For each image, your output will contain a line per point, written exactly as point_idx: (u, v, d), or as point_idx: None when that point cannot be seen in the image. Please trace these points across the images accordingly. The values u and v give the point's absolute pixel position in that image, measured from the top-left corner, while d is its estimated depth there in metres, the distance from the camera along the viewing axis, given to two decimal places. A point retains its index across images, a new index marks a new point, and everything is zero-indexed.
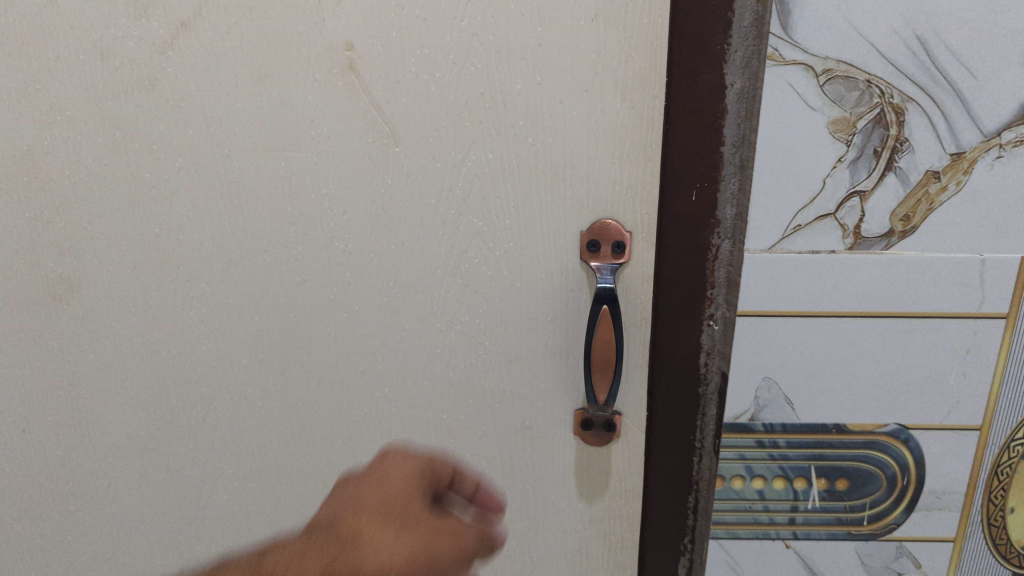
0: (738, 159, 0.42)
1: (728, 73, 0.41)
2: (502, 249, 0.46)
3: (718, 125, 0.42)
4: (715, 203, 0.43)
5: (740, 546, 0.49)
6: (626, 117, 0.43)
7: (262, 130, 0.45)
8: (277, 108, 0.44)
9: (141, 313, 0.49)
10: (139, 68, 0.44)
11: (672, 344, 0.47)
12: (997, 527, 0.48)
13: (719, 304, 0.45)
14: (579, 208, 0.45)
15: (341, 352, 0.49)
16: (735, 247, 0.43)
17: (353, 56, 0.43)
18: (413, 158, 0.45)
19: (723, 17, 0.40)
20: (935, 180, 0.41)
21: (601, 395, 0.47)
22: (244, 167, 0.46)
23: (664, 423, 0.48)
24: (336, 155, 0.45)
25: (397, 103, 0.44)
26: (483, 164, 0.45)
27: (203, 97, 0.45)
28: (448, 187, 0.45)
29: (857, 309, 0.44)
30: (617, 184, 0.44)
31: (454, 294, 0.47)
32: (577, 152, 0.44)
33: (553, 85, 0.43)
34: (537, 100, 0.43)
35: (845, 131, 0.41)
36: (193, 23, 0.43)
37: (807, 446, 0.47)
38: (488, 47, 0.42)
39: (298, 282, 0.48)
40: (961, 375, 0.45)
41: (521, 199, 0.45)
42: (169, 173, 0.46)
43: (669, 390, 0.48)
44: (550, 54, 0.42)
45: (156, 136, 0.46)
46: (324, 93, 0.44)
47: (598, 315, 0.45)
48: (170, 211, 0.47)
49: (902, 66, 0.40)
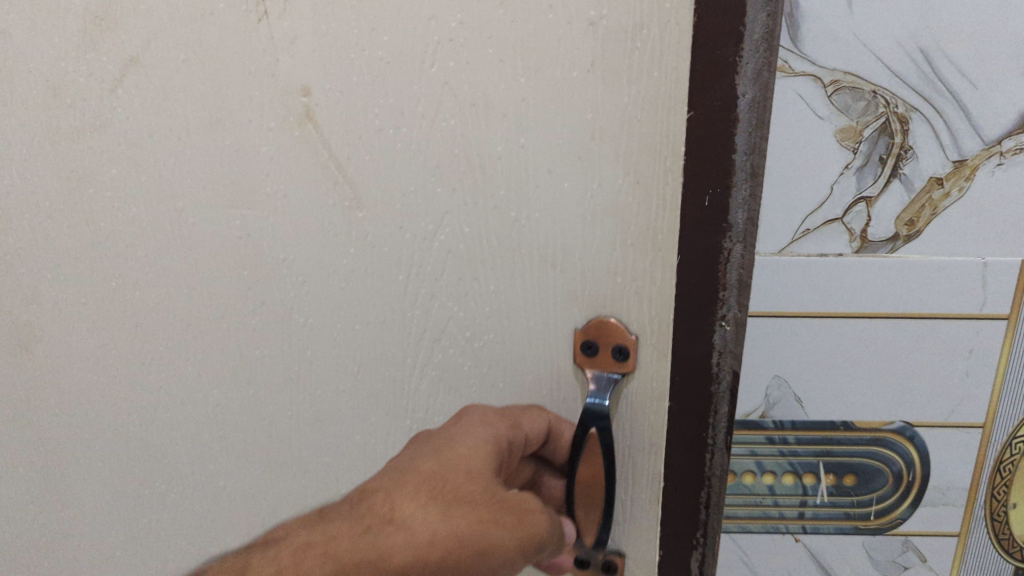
0: (749, 167, 0.43)
1: (739, 84, 0.41)
2: (481, 337, 0.49)
3: (729, 135, 0.42)
4: (727, 208, 0.44)
5: (750, 539, 0.52)
6: (632, 191, 0.44)
7: (220, 174, 0.47)
8: (236, 157, 0.46)
9: (99, 365, 0.53)
10: (91, 106, 0.46)
11: (685, 344, 0.46)
12: (999, 522, 0.49)
13: (731, 305, 0.45)
14: (571, 301, 0.47)
15: (325, 411, 0.52)
16: (747, 249, 0.44)
17: (309, 103, 0.44)
18: (375, 223, 0.46)
19: (736, 30, 0.40)
20: (938, 187, 0.43)
21: (587, 537, 0.51)
22: (195, 213, 0.48)
23: (676, 423, 0.48)
24: (299, 207, 0.47)
25: (359, 160, 0.45)
26: (456, 239, 0.46)
27: (155, 140, 0.46)
28: (421, 263, 0.47)
29: (863, 311, 0.45)
30: (618, 279, 0.46)
31: (424, 388, 0.50)
32: (557, 225, 0.45)
33: (537, 147, 0.44)
34: (520, 165, 0.44)
35: (852, 139, 0.43)
36: (141, 59, 0.45)
37: (816, 442, 0.49)
38: (462, 99, 0.43)
39: (274, 335, 0.50)
40: (964, 374, 0.46)
41: (504, 283, 0.47)
42: (126, 221, 0.49)
43: (681, 390, 0.48)
44: (531, 112, 0.43)
45: (109, 181, 0.48)
46: (281, 143, 0.45)
47: (586, 438, 0.48)
48: (127, 259, 0.50)
49: (906, 78, 0.42)
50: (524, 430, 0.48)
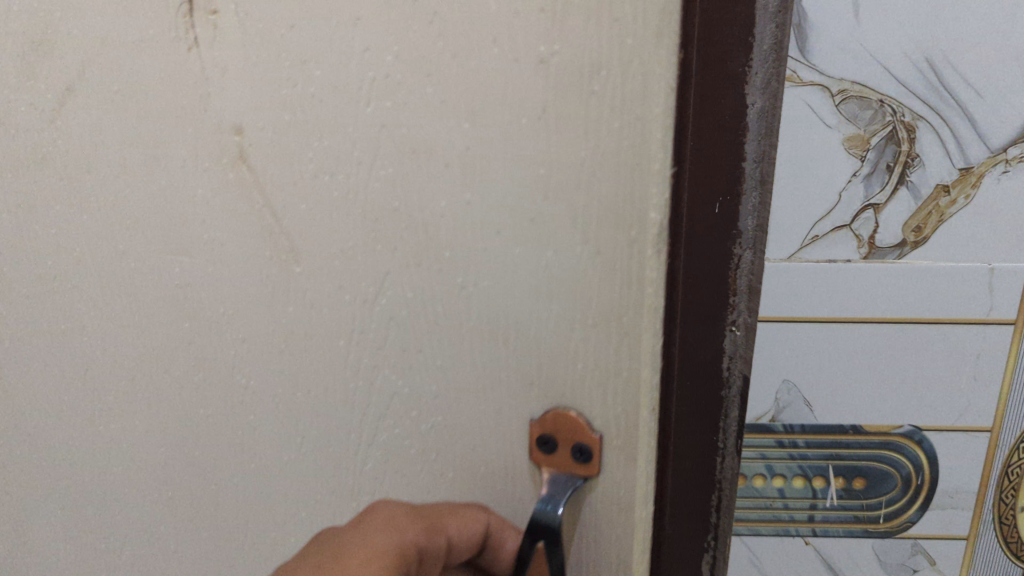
0: (759, 174, 0.39)
1: (749, 93, 0.38)
2: (432, 412, 0.48)
3: (738, 142, 0.39)
4: (736, 215, 0.40)
5: (761, 542, 0.52)
6: (594, 265, 0.43)
7: (154, 229, 0.49)
8: (171, 198, 0.48)
9: (56, 361, 0.56)
10: (32, 138, 0.50)
11: (692, 362, 0.43)
12: (1008, 526, 0.50)
13: (741, 313, 0.41)
14: (528, 383, 0.46)
15: (264, 466, 0.52)
16: (757, 256, 0.40)
17: (243, 143, 0.45)
18: (313, 270, 0.46)
19: (745, 40, 0.37)
20: (944, 194, 0.44)
21: None
22: (129, 248, 0.50)
23: (683, 447, 0.44)
24: (232, 232, 0.47)
25: (297, 210, 0.45)
26: (401, 300, 0.46)
27: (97, 180, 0.49)
28: (366, 321, 0.47)
29: (872, 316, 0.46)
30: (578, 362, 0.45)
31: (371, 466, 0.50)
32: (504, 286, 0.44)
33: (477, 204, 0.43)
34: (465, 227, 0.43)
35: (860, 147, 0.44)
36: (74, 85, 0.47)
37: (825, 446, 0.50)
38: (400, 144, 0.42)
39: (251, 364, 0.50)
40: (972, 379, 0.47)
41: (448, 360, 0.46)
42: (72, 252, 0.52)
43: (687, 413, 0.44)
44: (475, 159, 0.42)
45: (52, 218, 0.51)
46: (217, 187, 0.46)
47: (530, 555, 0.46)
48: (72, 280, 0.53)
49: (912, 87, 0.43)
50: (447, 532, 0.47)
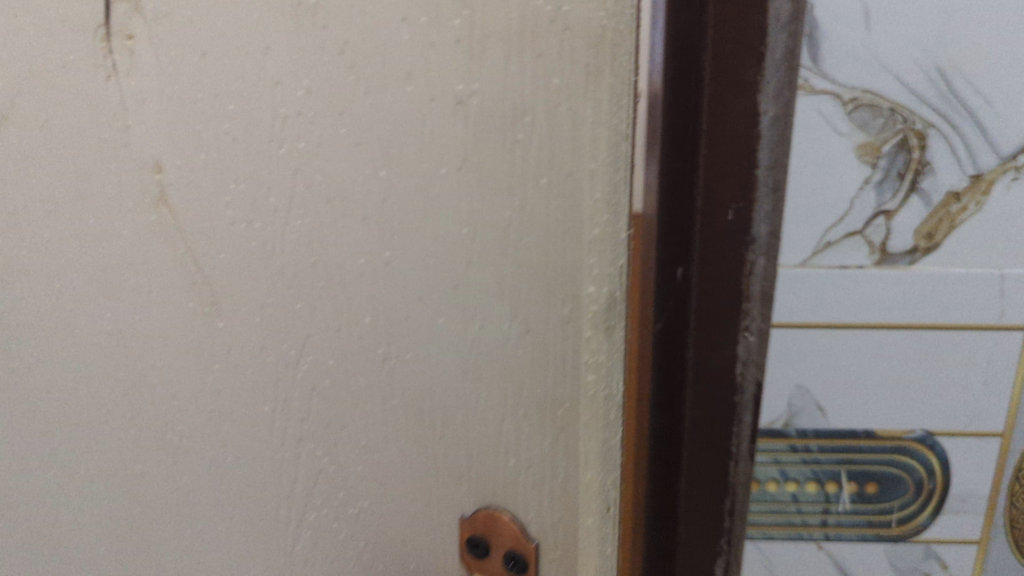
0: (772, 182, 0.44)
1: (762, 102, 0.42)
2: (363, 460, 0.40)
3: (753, 153, 0.44)
4: (751, 222, 0.45)
5: (774, 545, 0.53)
6: (522, 342, 0.36)
7: (104, 246, 0.42)
8: (89, 226, 0.42)
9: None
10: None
11: (711, 354, 0.47)
12: (1020, 531, 0.50)
13: (755, 316, 0.47)
14: (461, 447, 0.38)
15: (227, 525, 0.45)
16: (770, 261, 0.45)
17: (164, 180, 0.40)
18: (234, 312, 0.41)
19: (758, 52, 0.42)
20: (955, 201, 0.45)
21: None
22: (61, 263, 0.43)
23: (702, 432, 0.49)
24: (163, 292, 0.42)
25: (217, 259, 0.40)
26: (336, 336, 0.38)
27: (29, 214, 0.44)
28: (289, 382, 0.41)
29: (884, 322, 0.47)
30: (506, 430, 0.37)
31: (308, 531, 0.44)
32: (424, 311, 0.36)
33: (408, 256, 0.36)
34: (400, 232, 0.36)
35: (871, 155, 0.44)
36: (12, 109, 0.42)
37: (837, 450, 0.50)
38: (318, 192, 0.37)
39: (120, 407, 0.46)
40: (983, 385, 0.47)
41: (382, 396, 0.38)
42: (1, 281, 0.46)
43: (706, 400, 0.49)
44: (395, 189, 0.35)
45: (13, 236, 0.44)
46: (138, 227, 0.41)
47: None
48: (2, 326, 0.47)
49: (923, 96, 0.43)
50: None
